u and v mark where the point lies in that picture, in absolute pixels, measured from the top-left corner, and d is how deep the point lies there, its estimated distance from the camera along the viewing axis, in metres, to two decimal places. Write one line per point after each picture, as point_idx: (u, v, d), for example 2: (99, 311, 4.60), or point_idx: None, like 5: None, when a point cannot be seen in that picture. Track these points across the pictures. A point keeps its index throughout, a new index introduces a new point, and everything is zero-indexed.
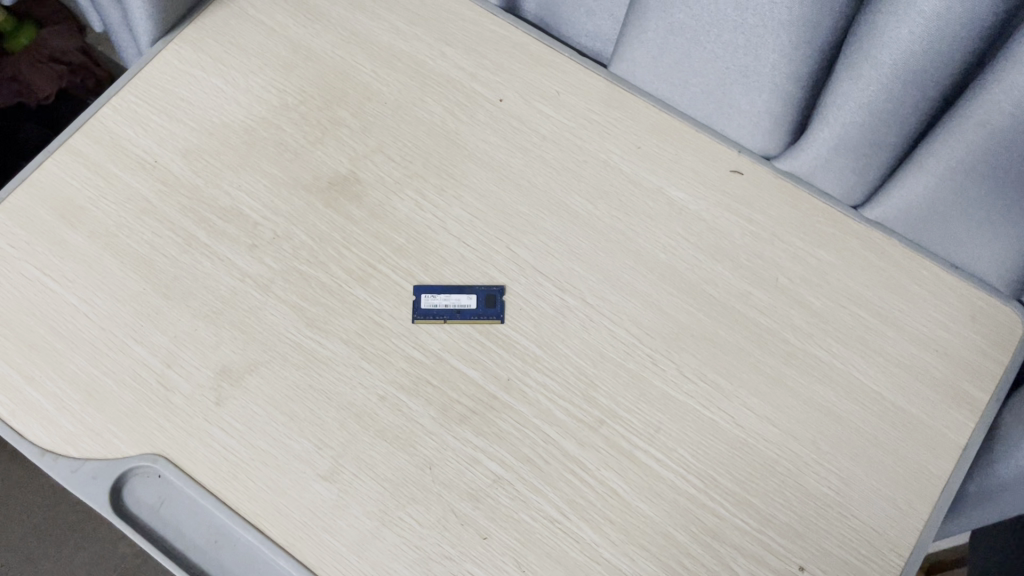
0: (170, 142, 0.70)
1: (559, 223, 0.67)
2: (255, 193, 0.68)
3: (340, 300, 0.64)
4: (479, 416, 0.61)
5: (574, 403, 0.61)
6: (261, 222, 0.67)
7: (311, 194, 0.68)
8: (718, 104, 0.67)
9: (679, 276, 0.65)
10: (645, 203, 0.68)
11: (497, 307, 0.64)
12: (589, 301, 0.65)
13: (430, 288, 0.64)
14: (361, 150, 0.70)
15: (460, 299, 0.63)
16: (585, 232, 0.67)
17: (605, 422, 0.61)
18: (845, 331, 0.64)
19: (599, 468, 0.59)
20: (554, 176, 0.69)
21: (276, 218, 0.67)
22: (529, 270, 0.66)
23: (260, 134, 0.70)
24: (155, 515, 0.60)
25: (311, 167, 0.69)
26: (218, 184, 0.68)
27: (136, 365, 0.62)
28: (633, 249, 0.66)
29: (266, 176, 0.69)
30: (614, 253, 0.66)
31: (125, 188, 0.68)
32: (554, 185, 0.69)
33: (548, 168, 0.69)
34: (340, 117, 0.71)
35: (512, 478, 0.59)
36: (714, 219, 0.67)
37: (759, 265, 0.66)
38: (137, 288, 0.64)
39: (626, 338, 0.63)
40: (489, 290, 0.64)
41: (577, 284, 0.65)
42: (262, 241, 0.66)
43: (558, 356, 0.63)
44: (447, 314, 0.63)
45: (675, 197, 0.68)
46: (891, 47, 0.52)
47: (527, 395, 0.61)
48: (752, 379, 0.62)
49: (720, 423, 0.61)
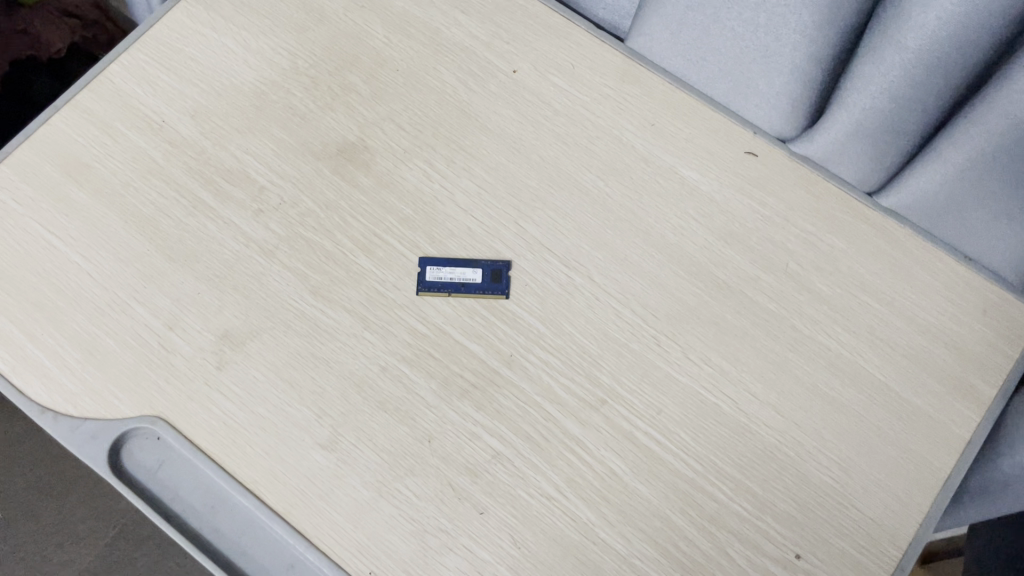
0: (176, 103, 0.69)
1: (569, 197, 0.66)
2: (262, 157, 0.67)
3: (345, 269, 0.64)
4: (481, 391, 0.61)
5: (576, 381, 0.61)
6: (268, 186, 0.66)
7: (319, 160, 0.67)
8: (735, 84, 0.66)
9: (687, 258, 0.65)
10: (657, 181, 0.67)
11: (503, 282, 0.63)
12: (596, 279, 0.64)
13: (435, 260, 0.64)
14: (371, 117, 0.69)
15: (464, 274, 0.63)
16: (594, 209, 0.66)
17: (606, 402, 0.60)
18: (854, 320, 0.63)
19: (599, 448, 0.59)
20: (565, 150, 0.68)
21: (284, 182, 0.66)
22: (538, 246, 0.65)
23: (270, 97, 0.69)
24: (152, 477, 0.60)
25: (320, 133, 0.68)
26: (225, 147, 0.67)
27: (138, 327, 0.62)
28: (642, 229, 0.65)
29: (274, 141, 0.68)
30: (624, 232, 0.65)
31: (132, 147, 0.67)
32: (565, 160, 0.68)
33: (559, 142, 0.68)
34: (351, 83, 0.70)
35: (512, 454, 0.59)
36: (726, 201, 0.66)
37: (769, 249, 0.65)
38: (142, 249, 0.64)
39: (632, 318, 0.63)
40: (494, 265, 0.64)
41: (583, 262, 0.64)
42: (268, 206, 0.66)
43: (561, 334, 0.62)
44: (451, 287, 0.63)
45: (687, 177, 0.67)
46: (915, 31, 0.50)
47: (529, 371, 0.61)
48: (758, 365, 0.61)
49: (724, 407, 0.60)
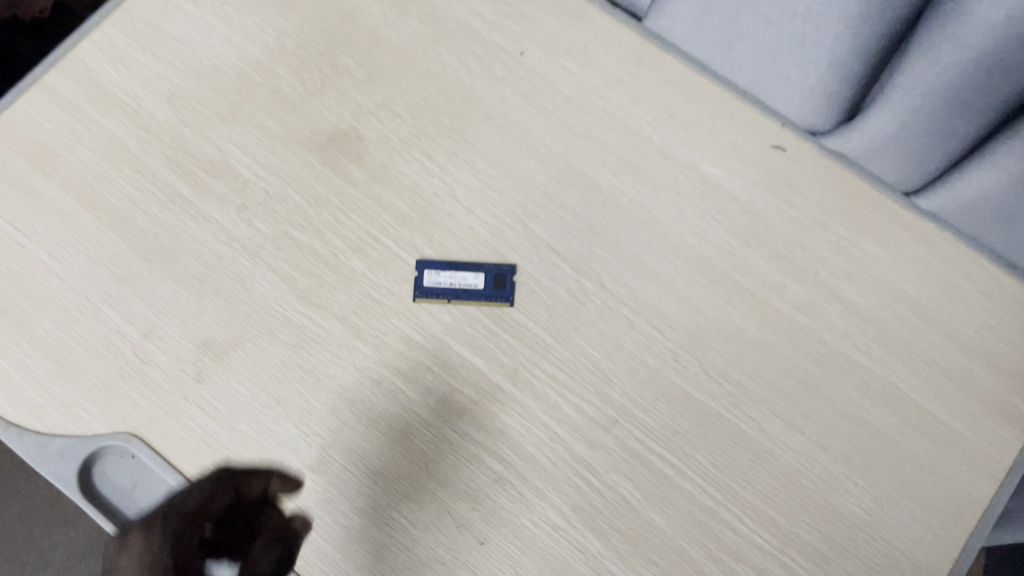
0: (153, 86, 0.63)
1: (579, 195, 0.61)
2: (246, 146, 0.62)
3: (335, 272, 0.59)
4: (482, 409, 0.56)
5: (585, 399, 0.56)
6: (252, 179, 0.61)
7: (308, 151, 0.62)
8: (762, 77, 0.60)
9: (708, 264, 0.59)
10: (677, 177, 0.61)
11: (507, 288, 0.58)
12: (608, 287, 0.59)
13: (433, 263, 0.59)
14: (364, 103, 0.63)
15: (465, 279, 0.58)
16: (607, 208, 0.61)
17: (617, 422, 0.56)
18: (888, 335, 0.58)
19: (609, 473, 0.55)
20: (575, 143, 0.62)
21: (269, 175, 0.61)
22: (545, 250, 0.60)
23: (255, 80, 0.63)
24: (126, 500, 0.55)
25: (309, 121, 0.62)
26: (206, 135, 0.62)
27: (110, 334, 0.57)
28: (659, 231, 0.60)
29: (259, 129, 0.62)
30: (639, 234, 0.60)
31: (105, 134, 0.62)
32: (575, 154, 0.62)
33: (569, 134, 0.62)
34: (342, 65, 0.64)
35: (515, 479, 0.54)
36: (750, 200, 0.60)
37: (798, 254, 0.59)
38: (114, 248, 0.59)
39: (647, 330, 0.58)
40: (498, 269, 0.58)
41: (595, 267, 0.59)
42: (252, 201, 0.60)
43: (570, 346, 0.57)
44: (450, 293, 0.58)
45: (708, 173, 0.61)
46: (978, 30, 0.45)
47: (534, 388, 0.56)
48: (783, 383, 0.57)
49: (745, 430, 0.56)
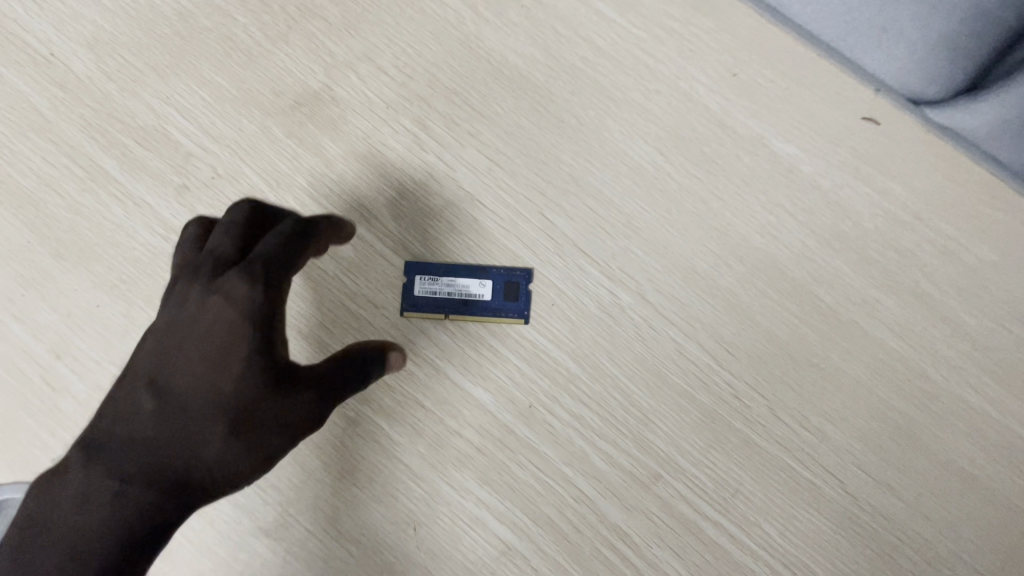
0: (69, 28, 0.49)
1: (615, 179, 0.47)
2: (188, 109, 0.48)
3: (301, 277, 0.46)
4: (487, 458, 0.44)
5: (620, 447, 0.44)
6: (195, 153, 0.48)
7: (267, 116, 0.48)
8: (861, 22, 0.43)
9: (780, 272, 0.46)
10: (741, 158, 0.47)
11: (521, 300, 0.45)
12: (651, 301, 0.46)
13: (426, 266, 0.46)
14: (339, 54, 0.48)
15: (467, 288, 0.46)
16: (650, 196, 0.47)
17: (659, 478, 0.44)
18: (1011, 370, 0.45)
19: (648, 543, 0.44)
20: (612, 109, 0.48)
21: (217, 148, 0.48)
22: (571, 250, 0.46)
23: (198, 21, 0.49)
24: None
25: (268, 77, 0.48)
26: (138, 94, 0.48)
27: (13, 353, 0.46)
28: (717, 228, 0.47)
29: (205, 87, 0.48)
30: (691, 232, 0.47)
31: (9, 92, 0.48)
32: (611, 125, 0.48)
33: (604, 98, 0.48)
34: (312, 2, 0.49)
35: (527, 549, 0.43)
36: (835, 189, 0.47)
37: (894, 261, 0.46)
38: (21, 242, 0.47)
39: (700, 358, 0.45)
40: (509, 275, 0.46)
41: (634, 274, 0.46)
42: (195, 182, 0.47)
43: (601, 379, 0.45)
44: (449, 306, 0.46)
45: (780, 152, 0.47)
46: None
47: (555, 433, 0.44)
48: (872, 430, 0.44)
49: (824, 492, 0.44)
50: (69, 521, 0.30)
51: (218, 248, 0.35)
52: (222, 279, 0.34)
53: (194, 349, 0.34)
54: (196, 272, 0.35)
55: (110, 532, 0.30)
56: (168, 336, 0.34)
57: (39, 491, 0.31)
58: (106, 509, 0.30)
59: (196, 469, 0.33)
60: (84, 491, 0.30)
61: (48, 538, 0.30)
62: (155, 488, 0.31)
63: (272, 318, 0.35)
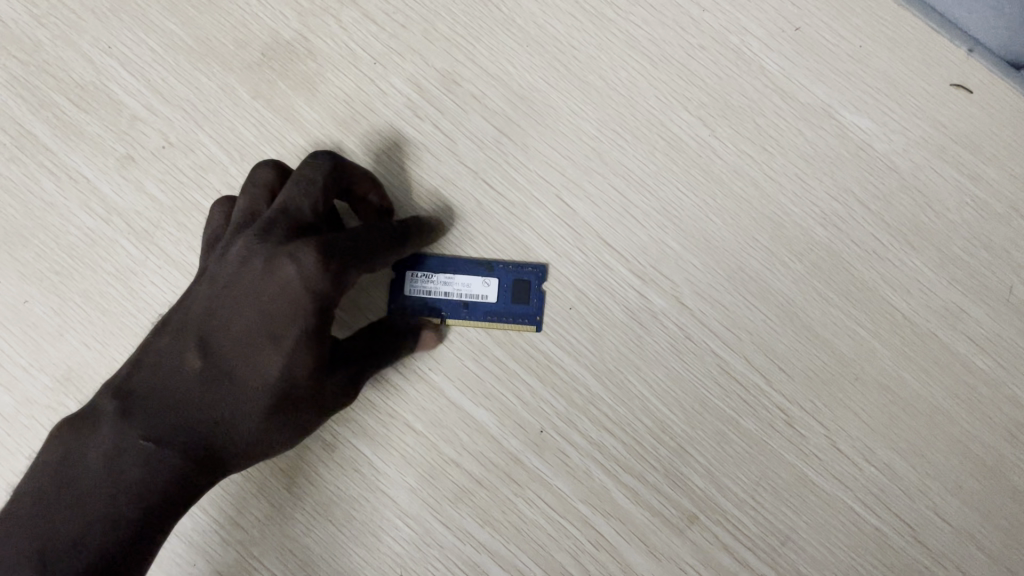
0: None
1: (649, 155, 0.39)
2: (134, 63, 0.40)
3: None
4: (490, 491, 0.37)
5: (647, 480, 0.38)
6: (142, 117, 0.40)
7: (229, 72, 0.40)
8: None
9: (845, 273, 0.38)
10: (802, 132, 0.39)
11: (532, 302, 0.38)
12: (687, 306, 0.38)
13: (417, 263, 0.38)
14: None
15: (469, 288, 0.38)
16: (690, 177, 0.39)
17: (693, 517, 0.37)
18: None
19: None
20: (646, 69, 0.39)
21: (169, 112, 0.39)
22: (593, 243, 0.39)
23: None
24: None
25: (231, 24, 0.40)
26: (72, 43, 0.40)
27: None
28: (769, 216, 0.39)
29: (154, 35, 0.40)
30: (739, 221, 0.39)
31: None
32: (644, 88, 0.39)
33: (637, 55, 0.39)
34: None
35: None
36: (914, 171, 0.38)
37: (985, 262, 0.38)
38: None
39: (744, 375, 0.38)
40: (518, 272, 0.38)
41: (668, 272, 0.38)
42: (141, 153, 0.39)
43: (626, 398, 0.38)
44: (446, 309, 0.38)
45: (850, 125, 0.39)
46: None
47: (570, 462, 0.38)
48: (946, 466, 0.37)
49: (887, 536, 0.37)
50: (97, 483, 0.27)
51: (294, 207, 0.32)
52: (293, 245, 0.30)
53: (253, 314, 0.30)
54: (265, 233, 0.31)
55: (147, 493, 0.27)
56: (221, 292, 0.30)
57: (61, 440, 0.28)
58: (141, 471, 0.27)
59: (227, 440, 0.29)
60: (118, 445, 0.27)
61: (66, 504, 0.26)
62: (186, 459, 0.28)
63: (334, 299, 0.31)
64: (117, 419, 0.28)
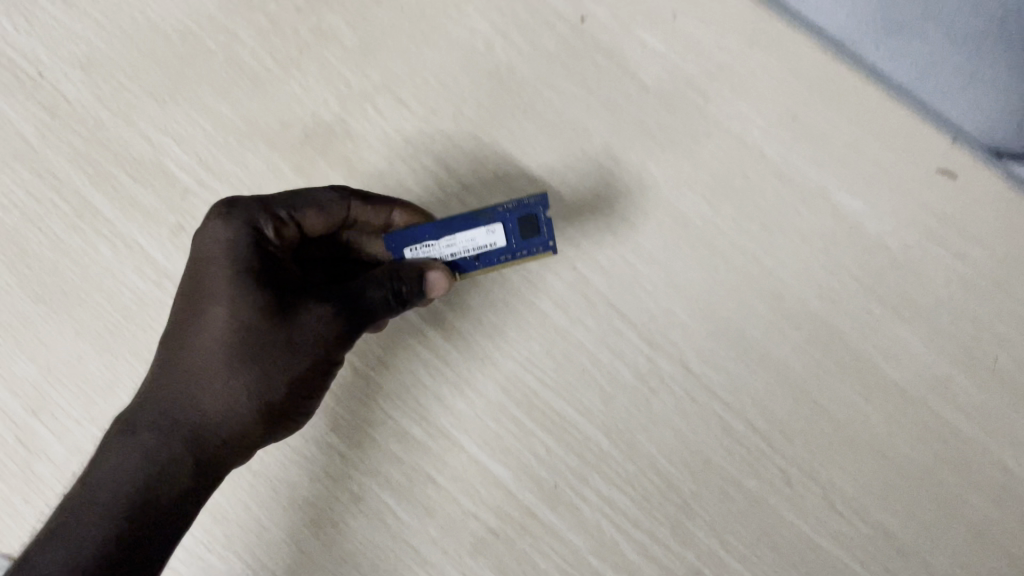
0: (60, 46, 0.44)
1: (657, 232, 0.42)
2: (188, 142, 0.44)
3: None
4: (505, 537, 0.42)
5: (648, 530, 0.41)
6: (194, 191, 0.43)
7: (274, 153, 0.43)
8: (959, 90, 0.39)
9: (838, 342, 0.41)
10: (801, 212, 0.42)
11: (543, 232, 0.37)
12: (691, 370, 0.42)
13: (413, 233, 0.38)
14: (355, 85, 0.44)
15: (475, 240, 0.37)
16: (696, 253, 0.42)
17: (688, 564, 0.41)
18: None
19: None
20: (656, 153, 0.43)
21: (219, 188, 0.43)
22: (606, 311, 0.42)
23: (202, 45, 0.44)
24: None
25: (277, 108, 0.44)
26: (133, 123, 0.44)
27: None
28: (770, 290, 0.42)
29: (206, 118, 0.44)
30: (740, 294, 0.42)
31: None
32: (654, 168, 0.43)
33: (648, 139, 0.43)
34: (326, 25, 0.44)
35: None
36: (904, 251, 0.41)
37: (971, 335, 0.41)
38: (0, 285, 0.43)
39: (742, 435, 0.41)
40: (520, 209, 0.37)
41: (674, 340, 0.42)
42: (191, 223, 0.43)
43: (632, 454, 0.42)
44: (461, 263, 0.38)
45: (846, 206, 0.42)
46: None
47: (579, 512, 0.42)
48: (925, 522, 0.41)
49: None
50: (106, 479, 0.36)
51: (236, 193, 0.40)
52: (219, 213, 0.39)
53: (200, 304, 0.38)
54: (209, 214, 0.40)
55: (148, 475, 0.36)
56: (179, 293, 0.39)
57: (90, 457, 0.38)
58: (133, 462, 0.36)
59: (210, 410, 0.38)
60: (113, 444, 0.37)
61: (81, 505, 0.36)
62: (183, 440, 0.37)
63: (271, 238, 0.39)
64: (120, 431, 0.38)
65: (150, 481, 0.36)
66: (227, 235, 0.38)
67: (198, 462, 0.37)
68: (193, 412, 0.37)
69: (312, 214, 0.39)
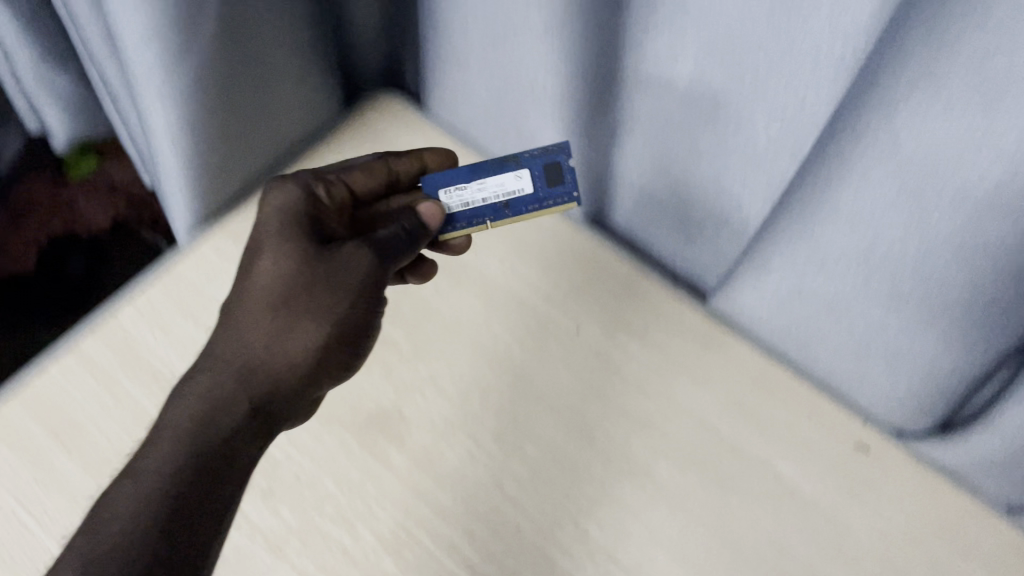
0: (190, 354, 0.59)
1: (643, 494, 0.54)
2: None
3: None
4: None
5: None
6: (283, 461, 0.55)
7: (346, 431, 0.56)
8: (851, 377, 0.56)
9: None
10: (750, 480, 0.55)
11: (566, 181, 0.47)
12: None
13: (450, 176, 0.48)
14: (410, 379, 0.58)
15: (504, 188, 0.47)
16: (675, 511, 0.53)
17: None
18: None
19: None
20: (637, 433, 0.56)
21: (301, 458, 0.55)
22: (604, 558, 0.52)
23: None
24: None
25: (349, 398, 0.57)
26: None
27: None
28: (735, 541, 0.53)
29: None
30: (711, 546, 0.52)
31: (134, 408, 0.56)
32: (635, 445, 0.56)
33: (629, 422, 0.57)
34: (390, 338, 0.60)
35: None
36: (833, 509, 0.54)
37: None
38: None
39: None
40: (546, 158, 0.47)
41: None
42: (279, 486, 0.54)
43: None
44: (487, 214, 0.48)
45: (784, 474, 0.55)
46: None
47: None
48: None
49: None
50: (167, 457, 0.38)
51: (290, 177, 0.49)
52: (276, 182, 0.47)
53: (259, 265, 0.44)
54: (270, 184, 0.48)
55: (215, 431, 0.39)
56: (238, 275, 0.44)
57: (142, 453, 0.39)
58: (197, 421, 0.39)
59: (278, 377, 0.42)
60: (183, 406, 0.40)
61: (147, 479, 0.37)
62: (247, 394, 0.41)
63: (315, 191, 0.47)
64: (179, 397, 0.41)
65: (207, 436, 0.39)
66: (289, 201, 0.46)
67: (255, 411, 0.41)
68: (262, 366, 0.42)
69: (357, 173, 0.50)
